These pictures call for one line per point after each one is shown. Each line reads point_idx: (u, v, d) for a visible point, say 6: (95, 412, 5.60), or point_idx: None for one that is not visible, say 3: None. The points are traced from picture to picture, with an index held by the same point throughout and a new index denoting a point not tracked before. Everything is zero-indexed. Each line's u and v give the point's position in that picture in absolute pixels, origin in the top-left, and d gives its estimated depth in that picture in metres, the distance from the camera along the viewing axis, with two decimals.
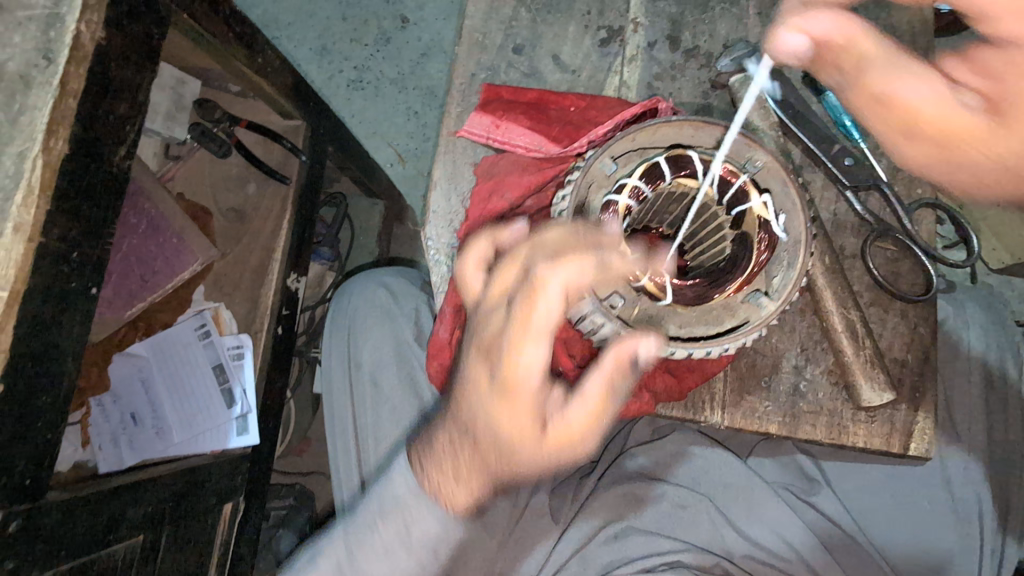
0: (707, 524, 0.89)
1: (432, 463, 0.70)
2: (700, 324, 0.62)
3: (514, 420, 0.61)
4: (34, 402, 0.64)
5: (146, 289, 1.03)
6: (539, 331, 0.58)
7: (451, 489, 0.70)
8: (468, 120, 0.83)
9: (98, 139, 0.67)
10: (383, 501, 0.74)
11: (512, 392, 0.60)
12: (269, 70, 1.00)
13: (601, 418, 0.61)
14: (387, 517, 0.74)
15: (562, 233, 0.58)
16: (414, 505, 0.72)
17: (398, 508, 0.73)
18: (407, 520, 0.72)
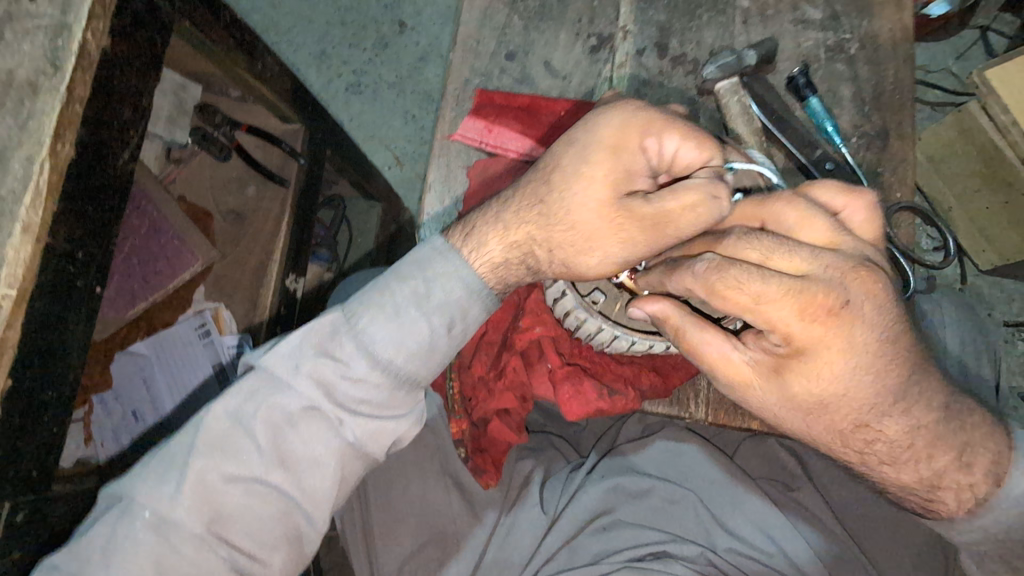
0: (693, 517, 0.91)
1: (468, 237, 0.69)
2: None
3: (580, 198, 0.64)
4: (40, 397, 0.66)
5: (148, 288, 1.06)
6: (614, 145, 0.64)
7: (489, 253, 0.68)
8: (461, 125, 0.88)
9: (102, 143, 0.69)
10: (386, 277, 0.68)
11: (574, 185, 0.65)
12: (269, 76, 1.03)
13: (611, 249, 0.64)
14: (375, 302, 0.67)
15: (623, 114, 0.66)
16: (426, 272, 0.67)
17: (406, 273, 0.68)
18: (412, 285, 0.67)
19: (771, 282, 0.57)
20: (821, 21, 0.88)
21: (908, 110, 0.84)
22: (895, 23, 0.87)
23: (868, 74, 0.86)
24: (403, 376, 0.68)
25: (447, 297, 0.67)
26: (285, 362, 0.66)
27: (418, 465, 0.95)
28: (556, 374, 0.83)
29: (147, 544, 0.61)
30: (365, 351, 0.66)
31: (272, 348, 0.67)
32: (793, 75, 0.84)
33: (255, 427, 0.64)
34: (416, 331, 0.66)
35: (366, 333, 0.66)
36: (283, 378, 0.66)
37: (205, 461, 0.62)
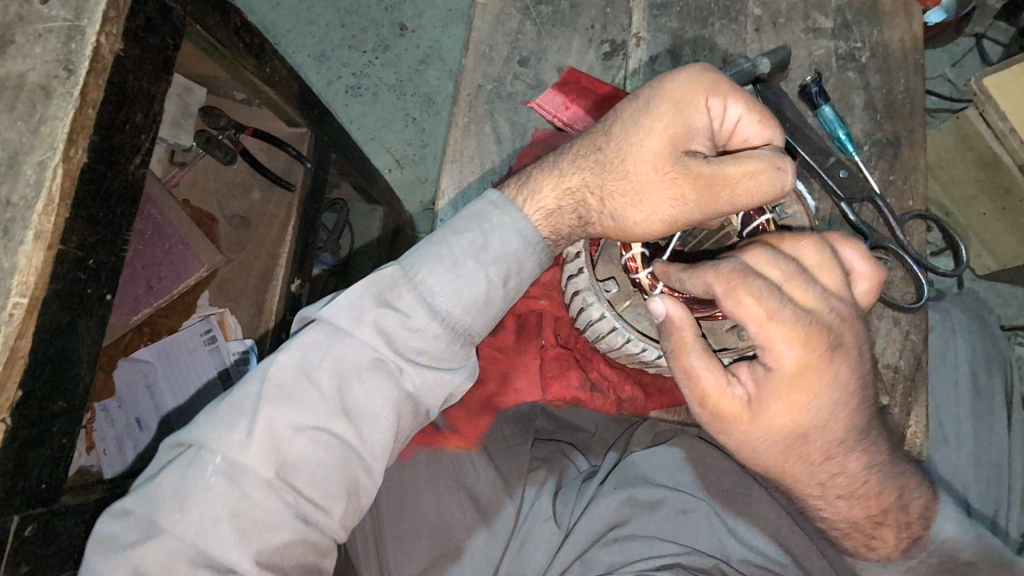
0: (707, 529, 0.90)
1: (524, 190, 0.69)
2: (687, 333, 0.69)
3: (636, 149, 0.64)
4: (51, 406, 0.64)
5: (152, 294, 1.04)
6: (679, 103, 0.63)
7: (542, 201, 0.68)
8: (541, 95, 0.88)
9: (115, 148, 0.69)
10: (443, 232, 0.68)
11: (632, 142, 0.64)
12: (277, 79, 1.02)
13: (655, 199, 0.63)
14: (432, 256, 0.66)
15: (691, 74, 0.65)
16: (485, 224, 0.67)
17: (465, 222, 0.67)
18: (469, 240, 0.66)
19: (786, 305, 0.59)
20: (832, 29, 0.89)
21: (918, 119, 0.85)
22: (905, 32, 0.88)
23: (879, 83, 0.86)
24: (460, 328, 0.67)
25: (505, 247, 0.66)
26: (344, 312, 0.65)
27: (431, 478, 0.96)
28: (550, 354, 1.03)
29: (220, 489, 0.60)
30: (422, 305, 0.65)
31: (332, 300, 0.66)
32: (805, 83, 0.84)
33: (321, 377, 0.63)
34: (473, 282, 0.65)
35: (426, 285, 0.65)
36: (343, 329, 0.65)
37: (272, 410, 0.62)
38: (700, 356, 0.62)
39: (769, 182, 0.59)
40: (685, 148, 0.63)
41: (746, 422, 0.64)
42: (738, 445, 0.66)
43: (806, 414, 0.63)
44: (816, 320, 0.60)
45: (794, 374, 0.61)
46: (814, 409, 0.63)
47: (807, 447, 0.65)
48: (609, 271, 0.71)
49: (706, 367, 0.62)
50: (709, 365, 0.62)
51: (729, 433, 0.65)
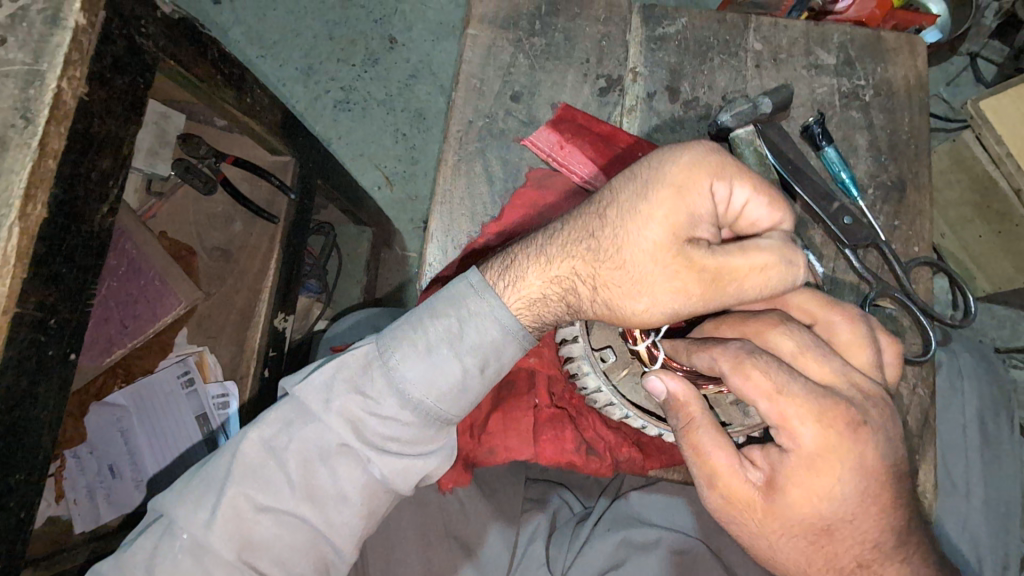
0: (705, 570, 0.88)
1: (507, 271, 0.64)
2: None
3: (635, 235, 0.59)
4: (7, 481, 0.60)
5: (127, 334, 0.99)
6: (682, 188, 0.59)
7: (527, 287, 0.63)
8: (534, 132, 0.85)
9: (80, 198, 0.64)
10: (419, 311, 0.64)
11: (630, 230, 0.60)
12: (258, 109, 0.98)
13: (657, 290, 0.59)
14: (407, 337, 0.63)
15: (693, 154, 0.61)
16: (461, 308, 0.63)
17: (440, 307, 0.63)
18: (444, 320, 0.62)
19: (798, 379, 0.56)
20: (835, 65, 0.86)
21: (923, 160, 0.82)
22: (909, 69, 0.85)
23: (883, 122, 0.84)
24: (434, 416, 0.63)
25: (480, 338, 0.62)
26: (318, 393, 0.63)
27: (419, 527, 0.92)
28: (542, 414, 0.85)
29: (184, 568, 0.59)
30: (396, 388, 0.62)
31: (304, 378, 0.64)
32: (808, 124, 0.81)
33: (288, 459, 0.61)
34: (447, 371, 0.62)
35: (398, 370, 0.62)
36: (315, 408, 0.62)
37: (239, 490, 0.60)
38: (708, 432, 0.59)
39: (770, 278, 0.58)
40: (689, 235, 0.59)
41: (762, 512, 0.59)
42: (757, 544, 0.61)
43: (830, 510, 0.57)
44: (832, 394, 0.56)
45: (814, 457, 0.56)
46: (833, 501, 0.57)
47: (833, 544, 0.59)
48: (607, 338, 0.69)
49: (717, 450, 0.58)
50: (721, 446, 0.59)
51: (736, 520, 0.60)
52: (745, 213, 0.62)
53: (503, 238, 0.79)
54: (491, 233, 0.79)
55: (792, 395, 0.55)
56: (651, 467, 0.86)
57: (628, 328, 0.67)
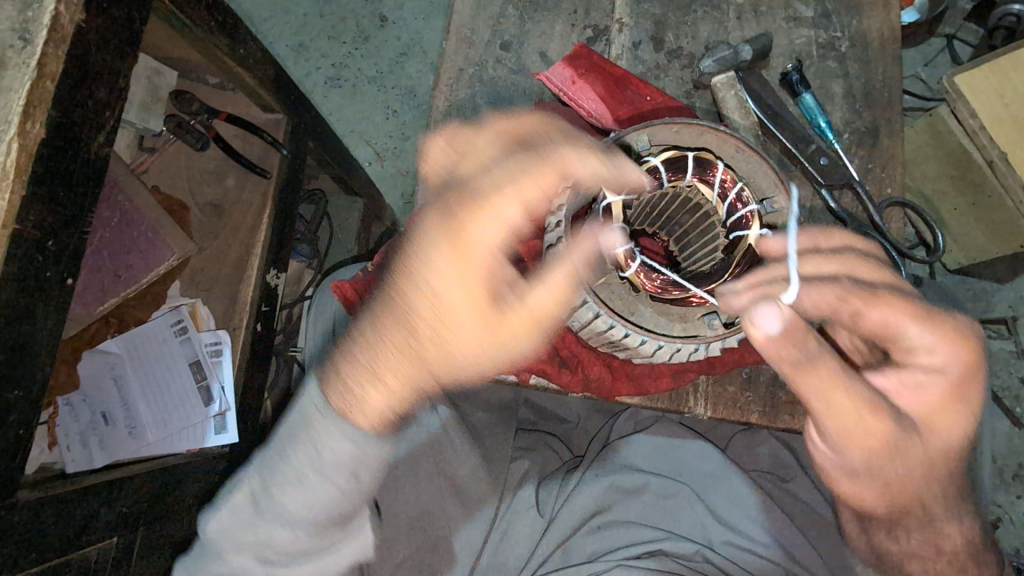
0: (688, 512, 0.92)
1: (345, 396, 0.63)
2: (665, 323, 0.61)
3: (553, 267, 0.58)
4: (6, 395, 0.61)
5: (120, 283, 1.00)
6: (494, 220, 0.59)
7: (369, 402, 0.62)
8: (550, 68, 0.86)
9: (76, 125, 0.65)
10: (285, 435, 0.67)
11: (546, 269, 0.59)
12: (251, 62, 0.99)
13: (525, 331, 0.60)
14: (280, 461, 0.67)
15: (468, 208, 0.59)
16: (310, 441, 0.64)
17: (294, 436, 0.66)
18: (305, 449, 0.65)
19: (919, 372, 0.57)
20: (813, 19, 0.89)
21: (896, 109, 0.86)
22: (884, 22, 0.88)
23: (858, 72, 0.87)
24: (309, 520, 0.68)
25: (332, 456, 0.64)
26: (225, 531, 0.71)
27: (411, 466, 0.94)
28: None
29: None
30: (282, 517, 0.67)
31: (215, 522, 0.72)
32: (787, 71, 0.85)
33: (224, 565, 0.73)
34: (324, 492, 0.66)
35: (278, 499, 0.67)
36: (223, 552, 0.72)
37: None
38: (840, 376, 0.52)
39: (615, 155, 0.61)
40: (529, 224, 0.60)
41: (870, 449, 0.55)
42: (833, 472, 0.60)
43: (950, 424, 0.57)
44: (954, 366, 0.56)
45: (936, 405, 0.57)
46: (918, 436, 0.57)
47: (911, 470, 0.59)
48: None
49: (847, 398, 0.51)
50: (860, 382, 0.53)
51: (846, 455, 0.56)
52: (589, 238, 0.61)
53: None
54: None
55: (936, 320, 0.55)
56: (622, 390, 0.80)
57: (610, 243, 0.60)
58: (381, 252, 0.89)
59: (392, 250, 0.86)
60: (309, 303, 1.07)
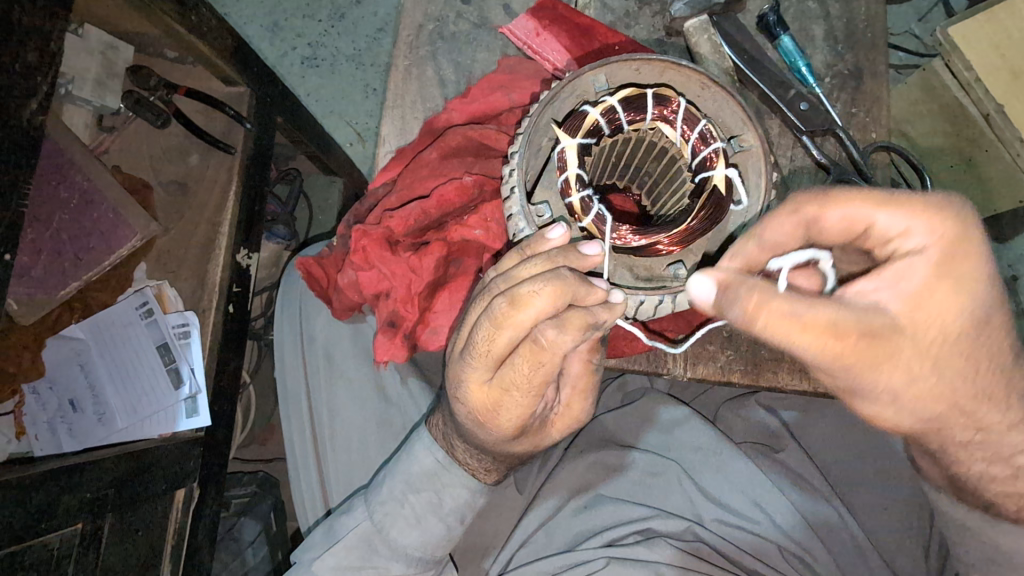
0: (678, 489, 0.89)
1: (466, 454, 0.70)
2: (631, 276, 0.55)
3: (508, 417, 0.58)
4: None
5: (81, 267, 0.96)
6: (458, 387, 0.59)
7: (465, 461, 0.71)
8: (513, 21, 0.82)
9: (3, 90, 0.62)
10: (398, 486, 0.73)
11: (503, 414, 0.58)
12: (205, 30, 0.94)
13: (589, 393, 0.64)
14: (397, 509, 0.73)
15: (476, 327, 0.53)
16: (438, 485, 0.72)
17: (420, 485, 0.72)
18: (425, 496, 0.72)
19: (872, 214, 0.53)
20: None
21: (881, 51, 0.81)
22: None
23: (840, 14, 0.82)
24: (424, 557, 0.75)
25: (456, 501, 0.73)
26: (330, 571, 0.75)
27: (381, 446, 0.89)
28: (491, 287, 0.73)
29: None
30: (396, 550, 0.74)
31: (319, 559, 0.76)
32: (763, 13, 0.80)
33: None
34: (437, 533, 0.73)
35: (394, 538, 0.74)
36: None
37: None
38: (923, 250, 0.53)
39: (556, 294, 0.48)
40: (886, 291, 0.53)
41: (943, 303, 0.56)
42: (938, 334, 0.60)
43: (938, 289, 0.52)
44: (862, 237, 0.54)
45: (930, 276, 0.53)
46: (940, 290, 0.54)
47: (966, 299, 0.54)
48: (547, 196, 0.55)
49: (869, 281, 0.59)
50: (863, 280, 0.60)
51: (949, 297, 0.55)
52: (525, 301, 0.49)
53: (469, 117, 0.78)
54: (456, 110, 0.78)
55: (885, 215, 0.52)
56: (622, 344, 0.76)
57: (564, 178, 0.54)
58: (341, 222, 0.85)
59: (352, 218, 0.82)
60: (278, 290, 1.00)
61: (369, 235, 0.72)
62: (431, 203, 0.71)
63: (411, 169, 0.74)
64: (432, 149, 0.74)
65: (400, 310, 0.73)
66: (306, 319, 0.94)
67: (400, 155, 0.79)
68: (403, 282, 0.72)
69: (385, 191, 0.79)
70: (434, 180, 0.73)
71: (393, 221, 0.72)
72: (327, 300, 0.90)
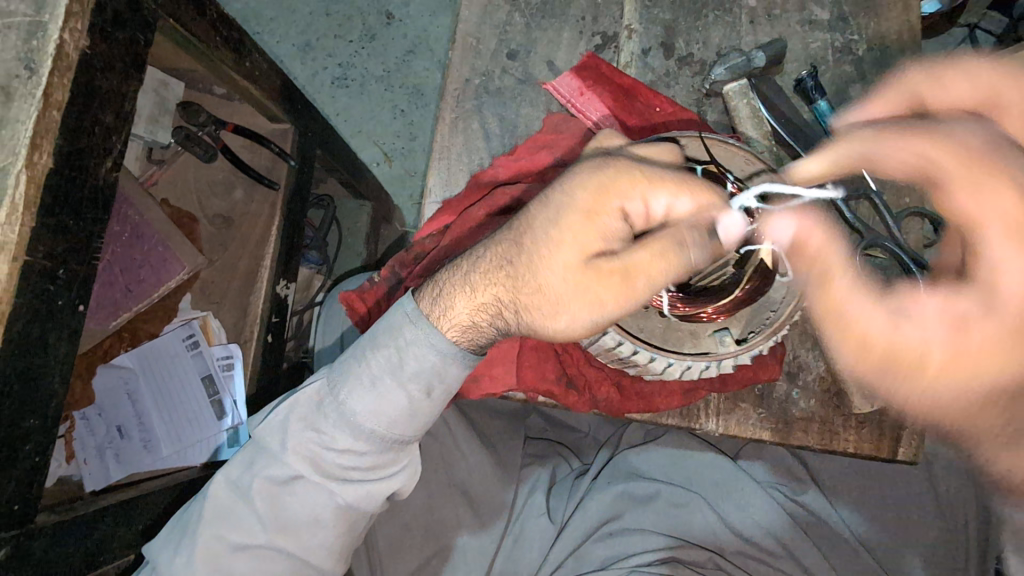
0: (703, 523, 0.90)
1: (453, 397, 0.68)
2: (668, 342, 0.68)
3: (618, 279, 0.59)
4: (22, 424, 0.61)
5: (132, 297, 1.00)
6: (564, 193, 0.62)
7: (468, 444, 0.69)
8: (557, 79, 0.86)
9: (83, 152, 0.65)
10: (362, 344, 0.67)
11: (630, 279, 0.59)
12: (258, 74, 0.98)
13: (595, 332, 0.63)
14: (354, 367, 0.67)
15: (622, 184, 0.60)
16: (399, 340, 0.64)
17: (379, 338, 0.66)
18: (384, 352, 0.65)
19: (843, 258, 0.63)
20: (828, 21, 0.87)
21: None
22: (902, 24, 0.86)
23: (875, 77, 0.85)
24: (389, 439, 0.68)
25: (422, 365, 0.64)
26: (278, 426, 0.70)
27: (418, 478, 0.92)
28: (528, 342, 0.79)
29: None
30: (346, 417, 0.67)
31: (264, 420, 0.71)
32: (802, 77, 0.82)
33: (251, 496, 0.68)
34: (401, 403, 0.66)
35: (345, 402, 0.67)
36: (273, 450, 0.69)
37: (212, 522, 0.67)
38: (841, 273, 0.62)
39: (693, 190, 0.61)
40: (975, 323, 0.55)
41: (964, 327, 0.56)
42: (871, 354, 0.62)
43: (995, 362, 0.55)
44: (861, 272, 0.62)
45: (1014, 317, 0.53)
46: (917, 324, 0.58)
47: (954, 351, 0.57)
48: None
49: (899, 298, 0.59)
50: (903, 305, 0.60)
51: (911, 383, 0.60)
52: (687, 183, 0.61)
53: (514, 173, 0.81)
54: (501, 166, 0.82)
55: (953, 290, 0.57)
56: (630, 412, 0.78)
57: None
58: (386, 265, 0.90)
59: (399, 265, 0.88)
60: (318, 323, 1.04)
61: None
62: None
63: (459, 225, 0.78)
64: (479, 209, 0.78)
65: None
66: (346, 351, 0.97)
67: (448, 208, 0.84)
68: None
69: (431, 241, 0.84)
70: (482, 236, 0.76)
71: None
72: (369, 337, 0.90)
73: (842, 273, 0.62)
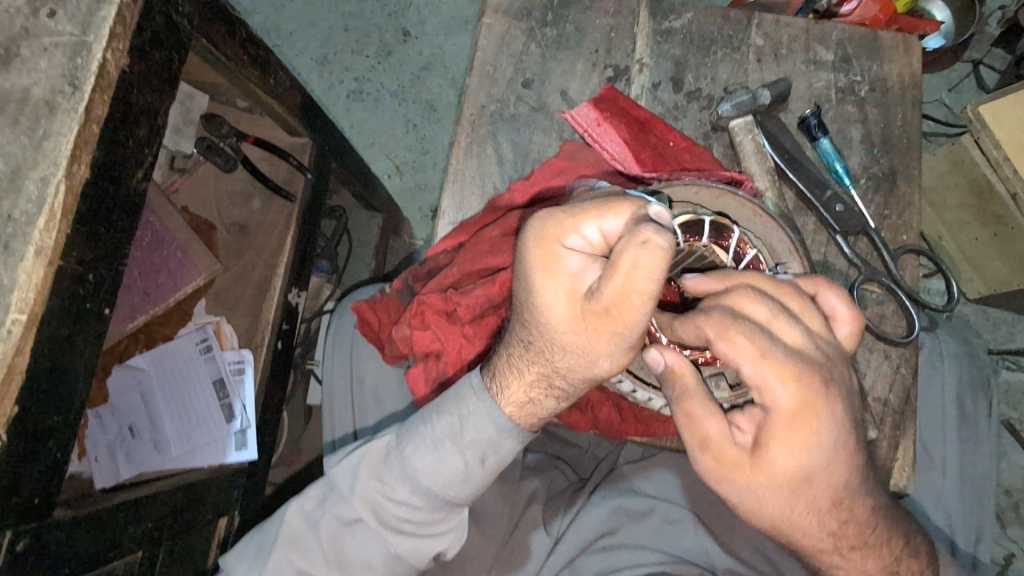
0: (693, 538, 0.91)
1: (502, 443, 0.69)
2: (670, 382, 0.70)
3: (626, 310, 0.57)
4: (46, 421, 0.64)
5: (149, 301, 1.03)
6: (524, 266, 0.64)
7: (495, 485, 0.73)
8: (577, 108, 0.90)
9: (118, 163, 0.68)
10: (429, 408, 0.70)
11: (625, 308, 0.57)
12: (280, 90, 1.01)
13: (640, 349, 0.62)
14: (417, 428, 0.70)
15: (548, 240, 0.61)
16: (462, 408, 0.68)
17: (445, 406, 0.69)
18: (449, 420, 0.68)
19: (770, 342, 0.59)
20: (832, 62, 0.91)
21: (914, 155, 0.87)
22: (904, 67, 0.90)
23: (876, 117, 0.89)
24: (441, 501, 0.70)
25: (478, 434, 0.67)
26: (349, 471, 0.72)
27: None
28: None
29: None
30: (408, 477, 0.69)
31: (338, 461, 0.73)
32: (804, 117, 0.86)
33: (320, 535, 0.71)
34: (458, 469, 0.68)
35: (410, 462, 0.69)
36: (342, 492, 0.72)
37: (282, 553, 0.71)
38: (701, 403, 0.62)
39: (615, 206, 0.59)
40: (777, 424, 0.61)
41: (749, 468, 0.64)
42: (744, 495, 0.65)
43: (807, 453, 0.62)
44: (803, 356, 0.60)
45: (793, 411, 0.60)
46: (815, 448, 0.62)
47: (812, 489, 0.64)
48: None
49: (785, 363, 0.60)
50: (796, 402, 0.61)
51: (731, 480, 0.65)
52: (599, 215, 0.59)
53: (529, 198, 0.85)
54: (518, 191, 0.85)
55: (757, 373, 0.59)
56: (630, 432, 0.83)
57: None
58: (398, 277, 0.93)
59: (412, 277, 0.91)
60: (328, 332, 1.06)
61: (429, 303, 0.81)
62: (493, 288, 0.78)
63: (473, 244, 0.82)
64: (494, 229, 0.81)
65: (447, 373, 0.81)
66: (357, 359, 1.01)
67: (464, 225, 0.87)
68: (456, 344, 0.80)
69: (445, 257, 0.88)
70: (494, 255, 0.80)
71: (454, 295, 0.80)
72: (379, 345, 0.94)
73: (696, 393, 0.63)
